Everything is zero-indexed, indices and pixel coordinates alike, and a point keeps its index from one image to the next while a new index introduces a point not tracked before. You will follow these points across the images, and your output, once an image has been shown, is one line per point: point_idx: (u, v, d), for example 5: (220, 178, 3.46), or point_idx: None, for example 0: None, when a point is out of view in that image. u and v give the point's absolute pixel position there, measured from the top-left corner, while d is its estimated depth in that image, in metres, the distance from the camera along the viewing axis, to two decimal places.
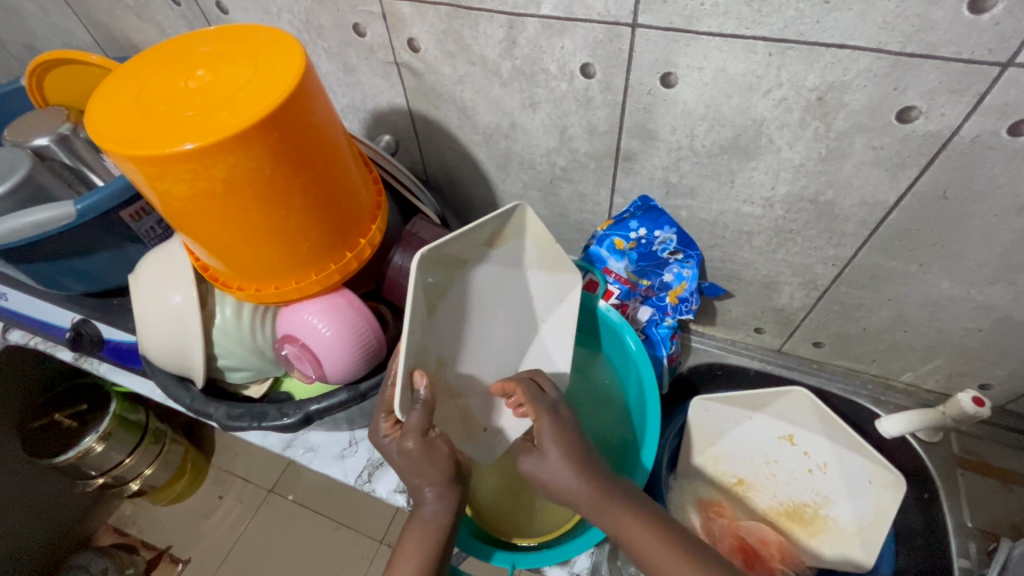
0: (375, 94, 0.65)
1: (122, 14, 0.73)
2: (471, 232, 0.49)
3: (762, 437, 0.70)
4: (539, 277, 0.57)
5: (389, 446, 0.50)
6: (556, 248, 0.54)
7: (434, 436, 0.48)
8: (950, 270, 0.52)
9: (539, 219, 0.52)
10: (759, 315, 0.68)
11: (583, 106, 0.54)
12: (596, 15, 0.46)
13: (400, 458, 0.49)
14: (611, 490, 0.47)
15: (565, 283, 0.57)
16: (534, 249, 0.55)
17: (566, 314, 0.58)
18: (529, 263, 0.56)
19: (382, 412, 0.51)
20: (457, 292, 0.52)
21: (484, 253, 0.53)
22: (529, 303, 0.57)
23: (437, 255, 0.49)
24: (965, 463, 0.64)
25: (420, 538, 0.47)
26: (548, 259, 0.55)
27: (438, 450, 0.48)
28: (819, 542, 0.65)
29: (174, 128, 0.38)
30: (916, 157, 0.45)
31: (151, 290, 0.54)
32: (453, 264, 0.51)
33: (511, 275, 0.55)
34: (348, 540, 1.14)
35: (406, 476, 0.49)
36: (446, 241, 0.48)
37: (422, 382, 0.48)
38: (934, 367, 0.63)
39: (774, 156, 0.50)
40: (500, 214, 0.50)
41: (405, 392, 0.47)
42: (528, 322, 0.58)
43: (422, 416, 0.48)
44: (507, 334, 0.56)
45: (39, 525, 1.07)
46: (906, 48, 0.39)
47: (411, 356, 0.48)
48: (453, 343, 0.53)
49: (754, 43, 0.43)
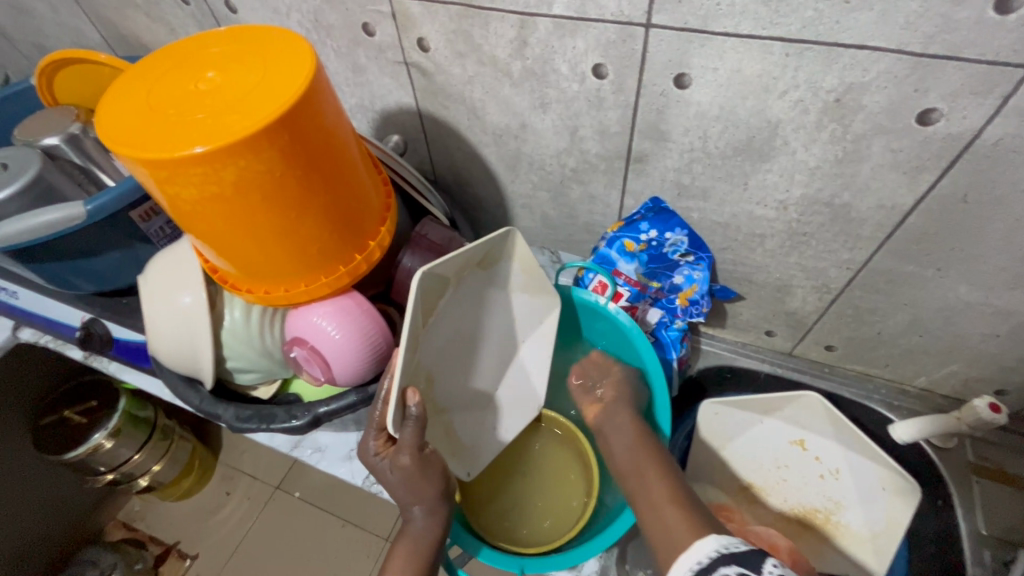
0: (384, 94, 0.65)
1: (131, 14, 0.73)
2: (466, 256, 0.49)
3: (771, 442, 0.70)
4: (521, 301, 0.56)
5: (379, 464, 0.49)
6: (543, 276, 0.54)
7: (428, 451, 0.49)
8: (969, 274, 0.51)
9: (527, 246, 0.52)
10: (771, 318, 0.68)
11: (594, 107, 0.53)
12: (609, 15, 0.46)
13: (392, 476, 0.48)
14: (650, 447, 0.51)
15: (543, 306, 0.57)
16: (518, 273, 0.55)
17: (543, 335, 0.58)
18: (513, 286, 0.55)
19: (371, 430, 0.50)
20: (442, 310, 0.51)
21: (471, 272, 0.52)
22: (509, 323, 0.57)
23: (432, 278, 0.47)
24: (978, 470, 0.63)
25: (408, 556, 0.47)
26: (532, 282, 0.55)
27: (432, 466, 0.49)
28: (829, 549, 0.64)
29: (184, 132, 0.37)
30: (936, 160, 0.44)
31: (160, 293, 0.54)
32: (444, 283, 0.49)
33: (496, 295, 0.55)
34: (354, 538, 1.14)
35: (396, 491, 0.49)
36: (442, 262, 0.46)
37: (415, 399, 0.46)
38: (948, 372, 0.62)
39: (789, 158, 0.49)
40: (494, 236, 0.50)
41: (398, 409, 0.45)
42: (505, 340, 0.57)
43: (415, 432, 0.47)
44: (491, 354, 0.57)
45: (49, 521, 1.08)
46: (928, 49, 0.38)
47: (404, 374, 0.47)
48: (440, 359, 0.53)
49: (771, 43, 0.42)
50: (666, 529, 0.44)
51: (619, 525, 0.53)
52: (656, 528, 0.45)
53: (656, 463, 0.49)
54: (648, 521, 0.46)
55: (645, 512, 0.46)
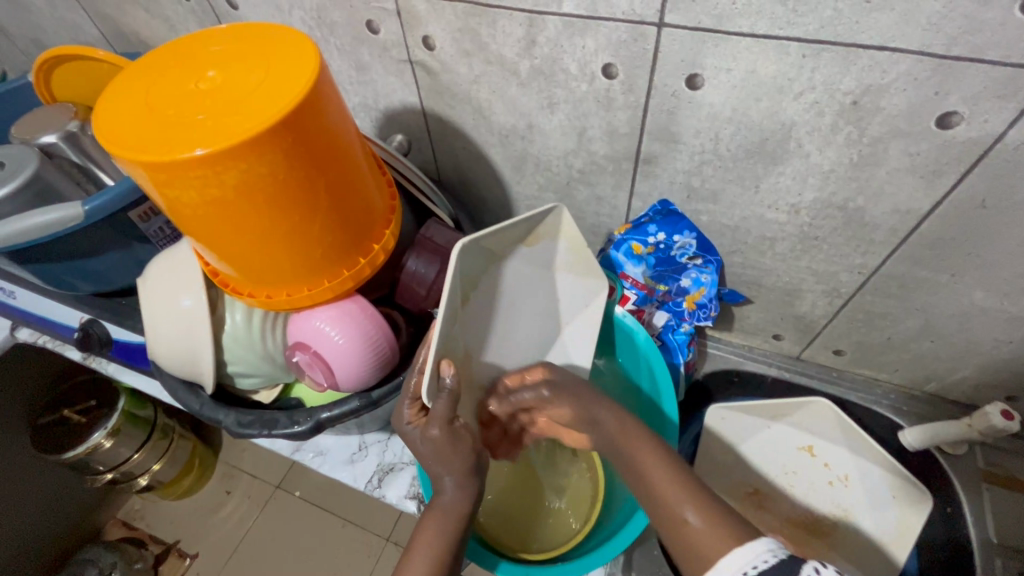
0: (388, 93, 0.64)
1: (130, 10, 0.72)
2: (509, 229, 0.47)
3: (781, 448, 0.70)
4: (566, 280, 0.55)
5: (411, 432, 0.49)
6: (588, 252, 0.53)
7: (458, 425, 0.48)
8: (984, 280, 0.50)
9: (574, 223, 0.51)
10: (779, 322, 0.67)
11: (603, 107, 0.52)
12: (620, 14, 0.44)
13: (423, 447, 0.48)
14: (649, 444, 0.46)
15: (591, 288, 0.56)
16: (564, 252, 0.54)
17: (586, 319, 0.57)
18: (558, 265, 0.54)
19: (405, 397, 0.49)
20: (479, 284, 0.49)
21: (516, 249, 0.50)
22: (553, 304, 0.56)
23: (473, 250, 0.46)
24: (989, 477, 0.62)
25: (436, 529, 0.46)
26: (577, 262, 0.54)
27: (462, 440, 0.48)
28: (835, 553, 0.65)
29: (184, 134, 0.36)
30: (954, 164, 0.43)
31: (160, 296, 0.53)
32: (484, 256, 0.48)
33: (536, 272, 0.53)
34: (356, 538, 1.13)
35: (428, 464, 0.48)
36: (485, 232, 0.45)
37: (450, 371, 0.46)
38: (960, 377, 0.61)
39: (802, 162, 0.48)
40: (539, 213, 0.48)
41: (433, 380, 0.45)
42: (549, 319, 0.56)
43: (448, 404, 0.46)
44: (533, 329, 0.55)
45: (47, 520, 1.07)
46: (951, 51, 0.37)
47: (440, 345, 0.45)
48: (481, 337, 0.52)
49: (787, 44, 0.41)
50: (689, 539, 0.40)
51: (631, 530, 0.52)
52: (679, 538, 0.40)
53: (661, 463, 0.44)
54: (668, 529, 0.41)
55: (662, 520, 0.42)
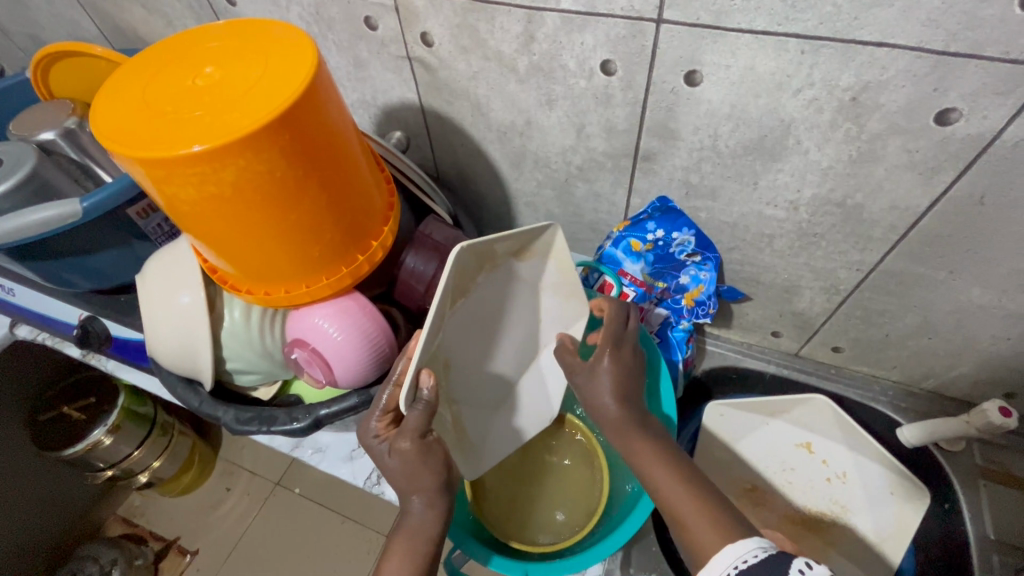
0: (386, 89, 0.64)
1: (127, 5, 0.72)
2: (506, 240, 0.47)
3: (779, 444, 0.71)
4: (549, 302, 0.55)
5: (380, 446, 0.48)
6: (574, 276, 0.53)
7: (431, 439, 0.48)
8: (982, 277, 0.50)
9: (565, 244, 0.51)
10: (778, 319, 0.67)
11: (602, 104, 0.52)
12: (619, 10, 0.44)
13: (390, 461, 0.48)
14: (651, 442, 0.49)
15: (572, 312, 0.56)
16: (552, 272, 0.53)
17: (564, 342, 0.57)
18: (545, 286, 0.54)
19: (377, 411, 0.48)
20: (470, 294, 0.49)
21: (509, 261, 0.50)
22: (533, 323, 0.55)
23: (467, 258, 0.45)
24: (987, 473, 0.62)
25: (406, 555, 0.46)
26: (562, 285, 0.54)
27: (434, 454, 0.48)
28: (835, 549, 0.65)
29: (183, 129, 0.36)
30: (953, 161, 0.43)
31: (160, 291, 0.53)
32: (477, 264, 0.47)
33: (524, 290, 0.53)
34: (355, 534, 1.13)
35: (404, 480, 0.47)
36: (485, 239, 0.45)
37: (428, 381, 0.45)
38: (958, 374, 0.61)
39: (801, 158, 0.48)
40: (531, 228, 0.48)
41: (410, 391, 0.44)
42: (525, 342, 0.55)
43: (421, 416, 0.45)
44: (512, 345, 0.55)
45: (49, 516, 1.08)
46: (950, 47, 0.37)
47: (423, 354, 0.45)
48: (462, 346, 0.50)
49: (786, 40, 0.41)
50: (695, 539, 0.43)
51: (617, 536, 0.53)
52: (686, 540, 0.44)
53: (661, 461, 0.48)
54: (675, 531, 0.45)
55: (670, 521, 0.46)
